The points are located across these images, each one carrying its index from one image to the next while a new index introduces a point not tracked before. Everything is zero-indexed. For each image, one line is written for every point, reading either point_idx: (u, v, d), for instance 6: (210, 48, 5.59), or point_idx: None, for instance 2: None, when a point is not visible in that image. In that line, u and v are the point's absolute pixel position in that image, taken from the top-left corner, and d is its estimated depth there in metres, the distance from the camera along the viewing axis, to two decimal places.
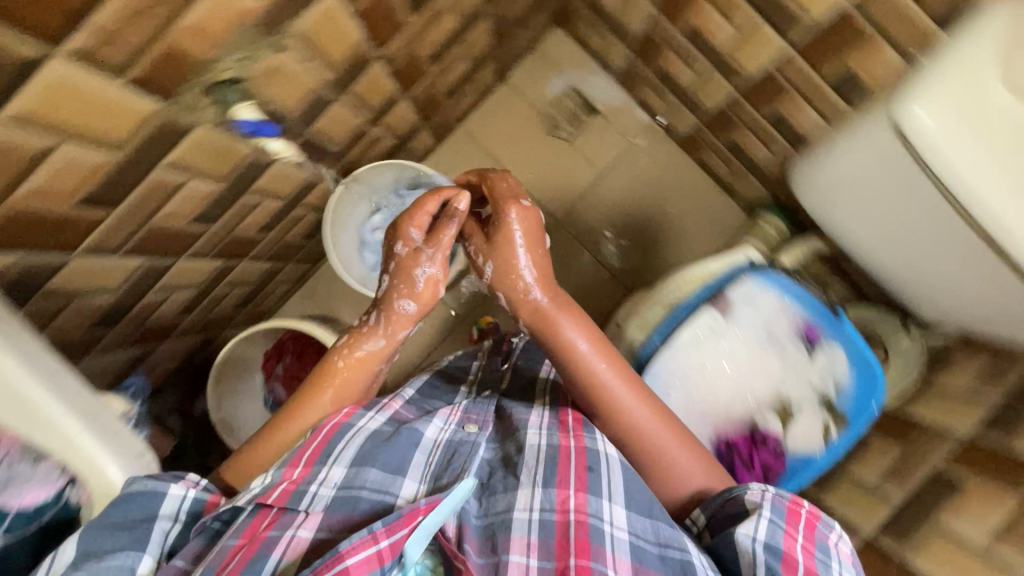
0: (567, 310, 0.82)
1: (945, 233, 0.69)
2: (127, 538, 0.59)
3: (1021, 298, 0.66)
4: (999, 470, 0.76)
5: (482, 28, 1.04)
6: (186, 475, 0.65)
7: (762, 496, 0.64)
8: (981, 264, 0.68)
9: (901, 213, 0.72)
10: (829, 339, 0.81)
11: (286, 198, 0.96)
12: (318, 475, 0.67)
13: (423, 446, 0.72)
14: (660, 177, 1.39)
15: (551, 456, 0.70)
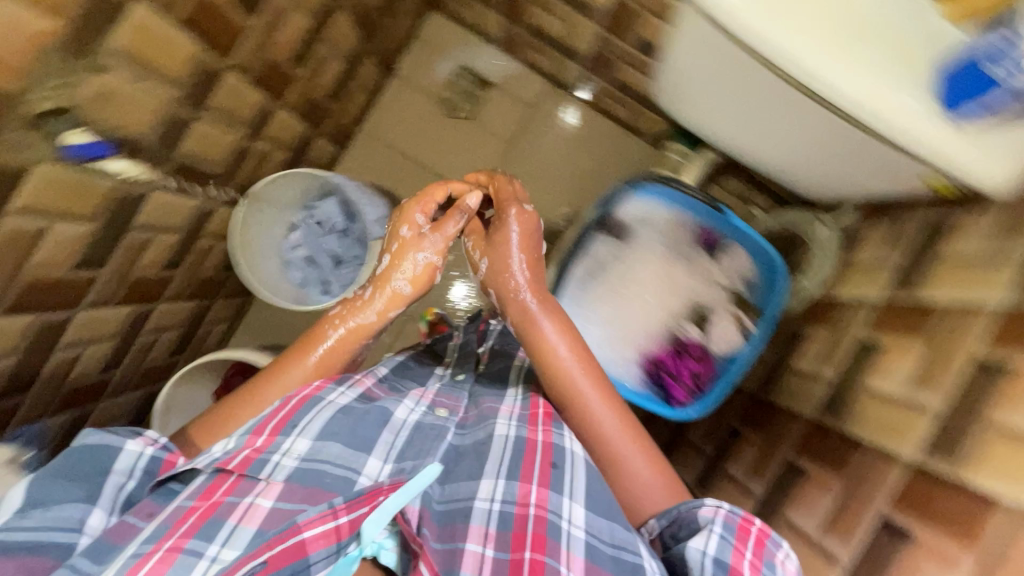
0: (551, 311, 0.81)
1: (785, 112, 0.70)
2: (76, 492, 0.55)
3: (878, 150, 0.66)
4: (908, 323, 0.78)
5: (342, 22, 1.05)
6: (149, 431, 0.60)
7: (716, 509, 0.60)
8: (833, 129, 0.68)
9: (749, 101, 0.72)
10: (727, 239, 0.84)
11: (182, 230, 0.95)
12: (283, 444, 0.61)
13: (392, 423, 0.68)
14: (567, 133, 1.41)
15: (519, 448, 0.67)
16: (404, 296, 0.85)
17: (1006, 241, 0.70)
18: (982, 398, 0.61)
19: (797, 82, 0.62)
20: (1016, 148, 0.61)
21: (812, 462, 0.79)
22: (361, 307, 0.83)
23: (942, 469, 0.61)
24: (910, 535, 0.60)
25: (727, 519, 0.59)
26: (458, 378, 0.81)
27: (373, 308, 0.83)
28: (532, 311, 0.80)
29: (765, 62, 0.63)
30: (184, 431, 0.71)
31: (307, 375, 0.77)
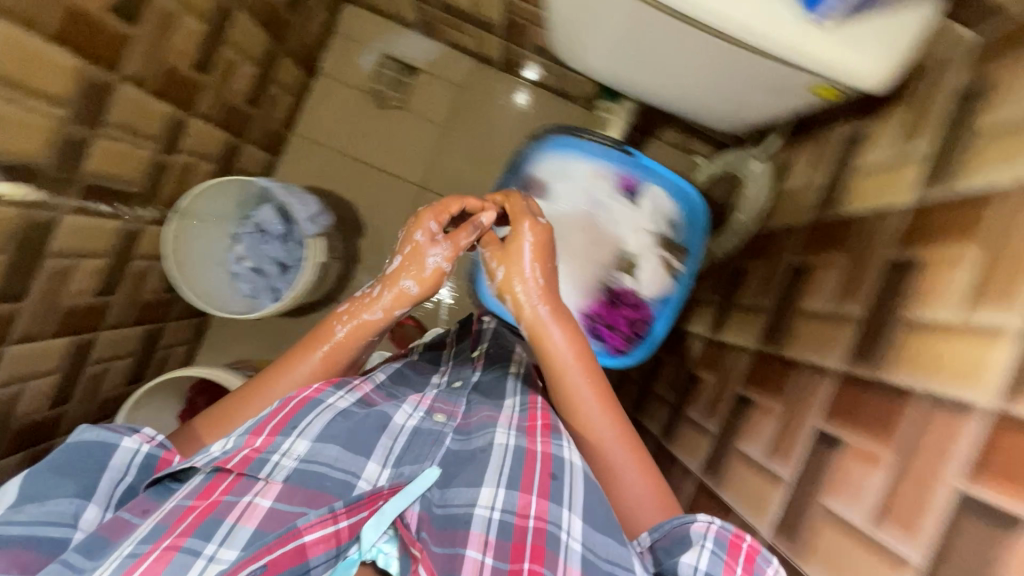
0: (563, 322, 0.75)
1: (668, 44, 0.70)
2: (69, 489, 0.53)
3: (749, 61, 0.66)
4: (831, 238, 0.78)
5: (244, 23, 1.03)
6: (145, 427, 0.58)
7: (705, 524, 0.56)
8: (705, 48, 0.67)
9: (625, 33, 0.72)
10: (645, 184, 0.84)
11: (110, 254, 0.93)
12: (283, 444, 0.59)
13: (391, 428, 0.66)
14: (500, 109, 1.41)
15: (518, 457, 0.64)
16: (409, 298, 0.77)
17: (908, 142, 0.71)
18: (895, 296, 0.61)
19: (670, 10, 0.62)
20: (883, 36, 0.61)
21: (759, 391, 0.79)
22: (369, 304, 0.77)
23: (866, 372, 0.61)
24: (842, 441, 0.60)
25: (718, 534, 0.55)
26: (455, 385, 0.77)
27: (379, 304, 0.77)
28: (542, 320, 0.74)
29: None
30: (190, 427, 0.70)
31: (314, 368, 0.73)
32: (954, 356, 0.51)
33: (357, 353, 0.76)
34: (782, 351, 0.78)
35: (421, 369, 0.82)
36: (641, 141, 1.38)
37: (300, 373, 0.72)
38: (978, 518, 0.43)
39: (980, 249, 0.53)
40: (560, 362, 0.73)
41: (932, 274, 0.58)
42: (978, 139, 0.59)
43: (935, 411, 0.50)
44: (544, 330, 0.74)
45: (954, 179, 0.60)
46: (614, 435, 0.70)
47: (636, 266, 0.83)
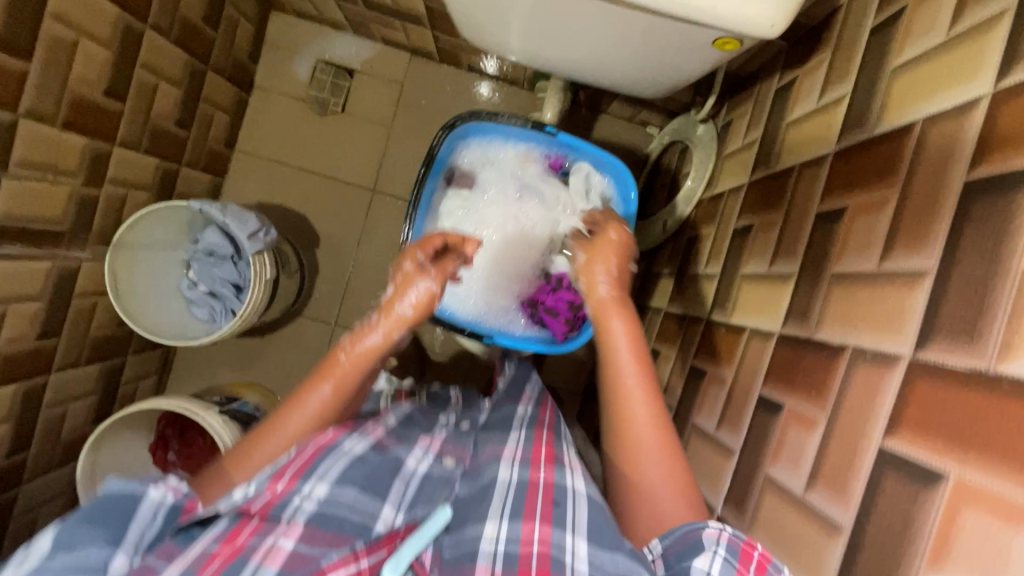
0: (627, 314, 0.69)
1: (562, 11, 0.66)
2: (99, 536, 0.50)
3: (639, 18, 0.63)
4: (767, 196, 0.76)
5: (156, 44, 1.01)
6: (171, 476, 0.56)
7: (717, 531, 0.49)
8: (592, 10, 0.64)
9: (516, 9, 0.69)
10: (574, 162, 0.83)
11: (46, 296, 0.91)
12: (303, 487, 0.59)
13: (403, 472, 0.65)
14: (444, 102, 1.38)
15: (521, 490, 0.61)
16: (409, 319, 0.74)
17: (829, 87, 0.68)
18: (822, 250, 0.59)
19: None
20: None
21: (710, 362, 0.77)
22: (369, 328, 0.73)
23: (799, 332, 0.58)
24: (780, 406, 0.58)
25: (731, 542, 0.48)
26: (462, 430, 0.77)
27: (379, 327, 0.73)
28: (607, 305, 0.69)
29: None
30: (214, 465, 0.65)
31: (326, 403, 0.69)
32: (873, 308, 0.49)
33: (359, 384, 0.72)
34: (729, 318, 0.75)
35: (429, 414, 0.81)
36: (589, 118, 1.35)
37: (312, 407, 0.68)
38: (898, 474, 0.42)
39: (892, 192, 0.51)
40: (614, 348, 0.67)
41: (853, 222, 0.55)
42: (890, 76, 0.56)
43: (858, 365, 0.48)
44: (609, 316, 0.69)
45: (869, 121, 0.57)
46: (658, 429, 0.62)
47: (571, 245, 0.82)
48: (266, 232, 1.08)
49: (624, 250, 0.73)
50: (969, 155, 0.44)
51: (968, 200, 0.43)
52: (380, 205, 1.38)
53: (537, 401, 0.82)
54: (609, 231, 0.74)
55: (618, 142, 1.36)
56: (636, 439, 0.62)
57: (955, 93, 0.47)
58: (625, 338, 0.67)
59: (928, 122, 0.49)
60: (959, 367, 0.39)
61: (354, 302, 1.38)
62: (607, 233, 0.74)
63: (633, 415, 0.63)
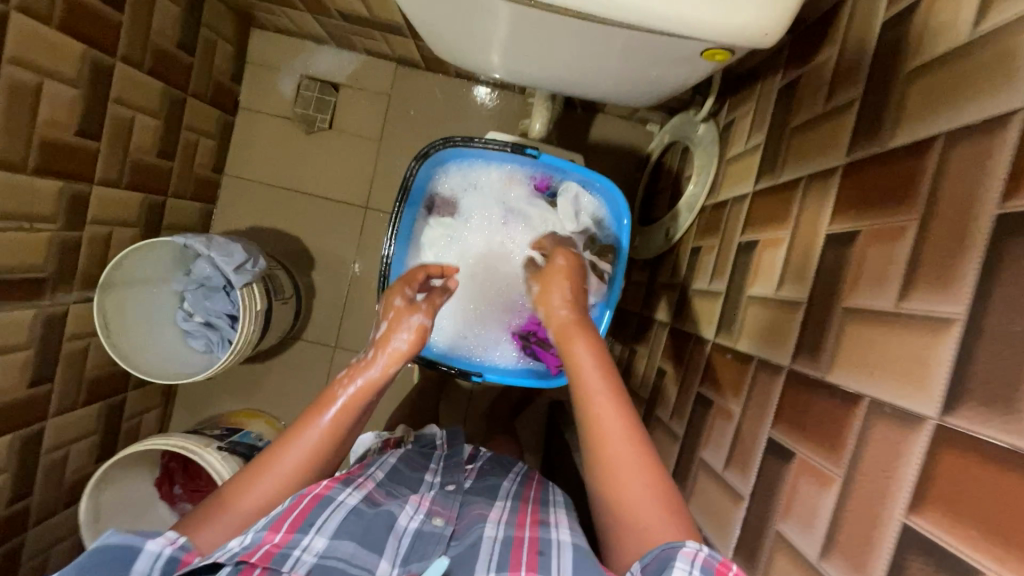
0: (592, 336, 0.65)
1: (534, 24, 0.61)
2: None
3: (610, 36, 0.58)
4: (772, 210, 0.69)
5: (130, 77, 0.98)
6: (165, 531, 0.55)
7: (693, 550, 0.46)
8: (561, 30, 0.60)
9: (487, 27, 0.66)
10: (562, 183, 0.78)
11: (34, 343, 0.90)
12: (302, 539, 0.55)
13: (395, 528, 0.60)
14: (433, 111, 1.33)
15: (507, 545, 0.59)
16: (406, 353, 0.70)
17: (837, 89, 0.61)
18: (833, 278, 0.53)
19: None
20: None
21: (716, 391, 0.71)
22: (365, 365, 0.70)
23: (810, 371, 0.53)
24: (790, 455, 0.52)
25: (707, 562, 0.45)
26: (450, 488, 0.71)
27: (377, 360, 0.70)
28: (568, 325, 0.65)
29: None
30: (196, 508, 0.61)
31: (322, 439, 0.65)
32: (890, 356, 0.43)
33: (358, 423, 0.68)
34: (735, 344, 0.70)
35: (415, 466, 0.76)
36: (585, 119, 1.28)
37: (308, 445, 0.64)
38: (923, 558, 0.36)
39: (910, 219, 0.45)
40: (580, 367, 0.62)
41: (866, 250, 0.49)
42: (904, 81, 0.50)
43: (875, 421, 0.43)
44: (571, 336, 0.64)
45: (883, 133, 0.51)
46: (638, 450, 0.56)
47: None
48: (254, 262, 1.06)
49: (576, 271, 0.70)
50: (1001, 182, 0.38)
51: (1000, 238, 0.37)
52: (374, 222, 1.34)
53: (523, 479, 0.78)
54: (557, 256, 0.72)
55: (617, 142, 1.29)
56: (624, 478, 0.54)
57: (981, 105, 0.41)
58: (591, 357, 0.62)
59: (951, 139, 0.43)
60: (992, 442, 0.34)
61: (353, 323, 1.35)
62: (560, 256, 0.72)
63: (609, 437, 0.56)
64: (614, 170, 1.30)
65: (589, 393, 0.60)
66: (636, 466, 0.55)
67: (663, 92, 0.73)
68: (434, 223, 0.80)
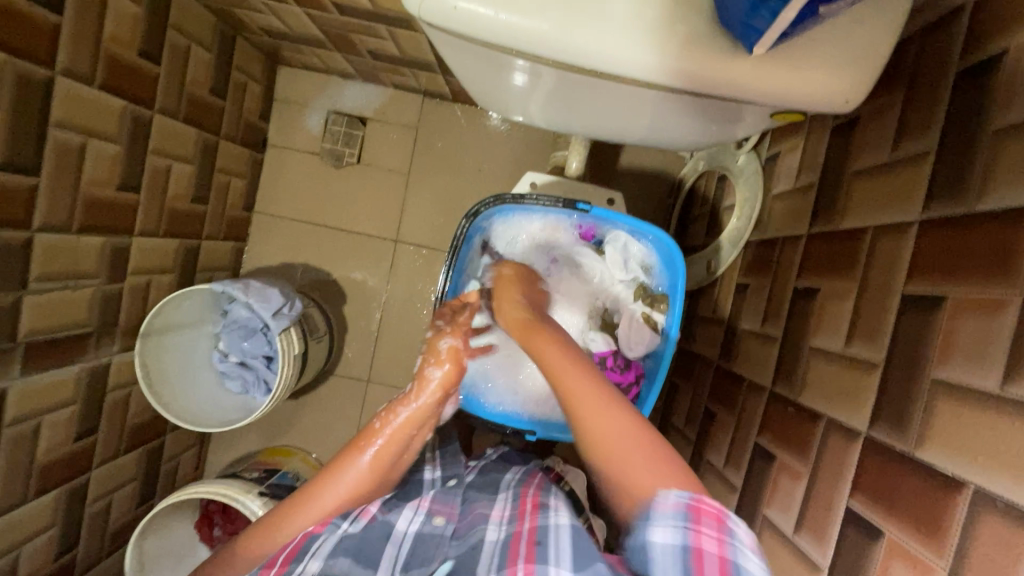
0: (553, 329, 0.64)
1: (578, 84, 0.60)
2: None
3: (660, 99, 0.58)
4: (833, 257, 0.67)
5: (166, 127, 0.98)
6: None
7: (664, 498, 0.45)
8: (608, 93, 0.60)
9: (531, 87, 0.66)
10: (608, 231, 0.77)
11: (79, 398, 0.90)
12: (296, 569, 0.54)
13: (394, 535, 0.61)
14: (460, 141, 1.32)
15: (506, 542, 0.56)
16: (443, 384, 0.70)
17: (906, 136, 0.58)
18: (916, 345, 0.50)
19: (585, 69, 0.51)
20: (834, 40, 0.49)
21: (778, 445, 0.68)
22: (404, 398, 0.70)
23: (895, 443, 0.50)
24: (876, 533, 0.50)
25: (680, 506, 0.44)
26: (450, 485, 0.73)
27: (426, 389, 0.70)
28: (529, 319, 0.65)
29: (537, 58, 0.52)
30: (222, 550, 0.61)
31: (362, 474, 0.65)
32: (1001, 445, 0.40)
33: (400, 456, 0.68)
34: (797, 396, 0.67)
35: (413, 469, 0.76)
36: (616, 146, 1.26)
37: (346, 481, 0.64)
38: None
39: (1010, 294, 0.42)
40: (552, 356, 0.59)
41: (957, 320, 0.46)
42: (993, 137, 0.47)
43: (984, 516, 0.40)
44: (529, 334, 0.63)
45: (968, 192, 0.48)
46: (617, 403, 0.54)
47: (613, 321, 0.80)
48: (291, 305, 1.06)
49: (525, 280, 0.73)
50: None
51: None
52: (403, 254, 1.33)
53: (527, 470, 0.77)
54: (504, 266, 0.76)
55: (648, 168, 1.26)
56: (590, 425, 0.52)
57: None
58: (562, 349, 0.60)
59: None
60: None
61: (385, 357, 1.34)
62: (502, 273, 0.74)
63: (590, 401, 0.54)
64: (646, 197, 1.27)
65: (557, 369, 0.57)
66: (596, 405, 0.53)
67: (720, 132, 0.72)
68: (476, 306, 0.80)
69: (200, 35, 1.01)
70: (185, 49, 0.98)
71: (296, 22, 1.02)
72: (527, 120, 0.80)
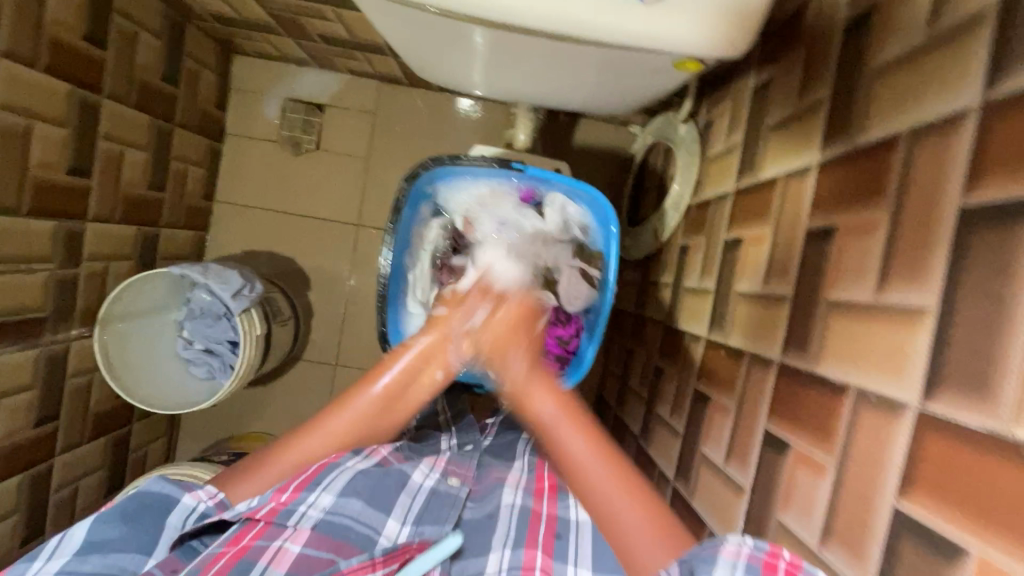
0: (546, 383, 0.65)
1: (514, 43, 0.64)
2: (125, 541, 0.54)
3: (591, 53, 0.63)
4: (754, 207, 0.71)
5: (116, 113, 0.99)
6: (202, 486, 0.59)
7: (735, 547, 0.44)
8: (546, 50, 0.65)
9: (474, 52, 0.70)
10: (547, 193, 0.83)
11: (37, 383, 0.90)
12: (309, 496, 0.59)
13: (409, 485, 0.64)
14: (418, 124, 1.34)
15: (523, 519, 0.62)
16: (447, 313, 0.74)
17: (809, 88, 0.63)
18: (816, 272, 0.55)
19: (506, 22, 0.55)
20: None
21: (712, 386, 0.73)
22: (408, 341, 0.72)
23: (800, 364, 0.54)
24: (787, 446, 0.54)
25: (752, 559, 0.43)
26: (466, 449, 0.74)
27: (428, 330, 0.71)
28: (518, 381, 0.65)
29: (464, 15, 0.56)
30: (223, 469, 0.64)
31: (371, 401, 0.66)
32: (873, 348, 0.45)
33: (411, 387, 0.68)
34: (726, 340, 0.72)
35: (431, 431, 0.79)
36: (569, 125, 1.29)
37: (353, 410, 0.65)
38: (916, 542, 0.38)
39: (882, 213, 0.47)
40: (542, 416, 0.63)
41: (845, 245, 0.51)
42: (871, 79, 0.52)
43: (863, 409, 0.44)
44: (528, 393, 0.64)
45: (853, 130, 0.53)
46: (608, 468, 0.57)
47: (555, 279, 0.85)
48: (251, 287, 1.07)
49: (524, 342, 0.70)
50: (963, 177, 0.40)
51: (966, 227, 0.39)
52: (366, 238, 1.35)
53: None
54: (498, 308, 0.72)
55: (601, 145, 1.31)
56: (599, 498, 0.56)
57: (944, 101, 0.43)
58: (554, 407, 0.63)
59: (916, 133, 0.45)
60: (971, 426, 0.35)
61: (351, 340, 1.36)
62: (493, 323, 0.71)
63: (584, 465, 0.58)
64: (601, 173, 1.31)
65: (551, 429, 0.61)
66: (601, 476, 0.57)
67: (650, 95, 0.76)
68: (413, 296, 0.85)
69: (147, 21, 1.02)
70: (133, 35, 0.99)
71: (245, 8, 1.03)
72: (480, 90, 0.83)
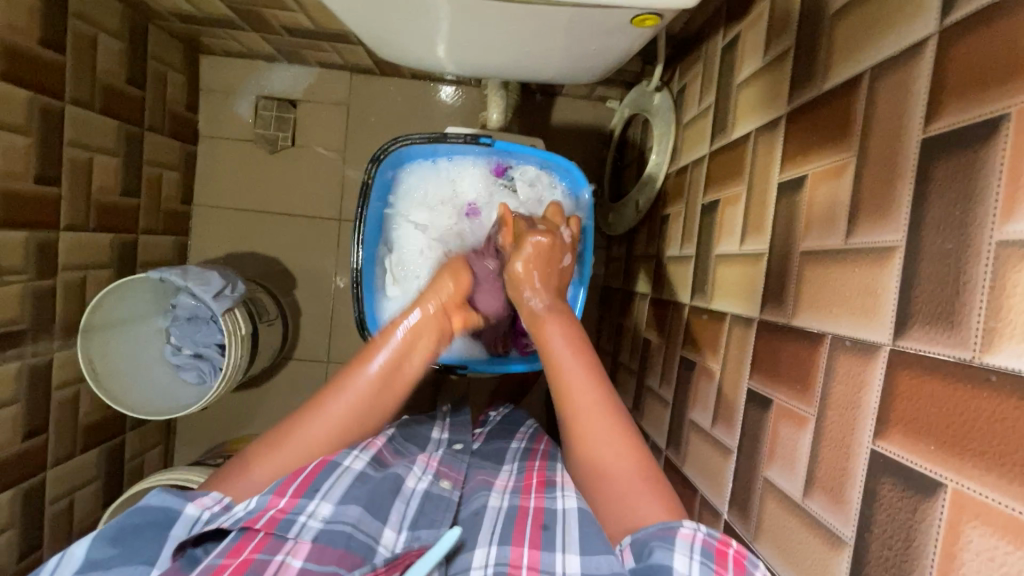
0: (562, 321, 0.68)
1: (479, 11, 0.63)
2: (131, 552, 0.52)
3: (557, 14, 0.61)
4: (728, 167, 0.70)
5: (79, 118, 0.97)
6: (207, 494, 0.57)
7: (691, 531, 0.46)
8: (513, 16, 0.63)
9: (441, 28, 0.69)
10: (516, 164, 0.85)
11: (22, 396, 0.89)
12: (308, 504, 0.55)
13: (403, 491, 0.60)
14: (392, 113, 1.33)
15: (510, 516, 0.57)
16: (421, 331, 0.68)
17: (774, 39, 0.62)
18: (789, 223, 0.54)
19: None
20: None
21: (697, 351, 0.72)
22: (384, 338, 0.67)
23: (777, 318, 0.53)
24: (768, 401, 0.53)
25: (706, 542, 0.46)
26: (456, 447, 0.72)
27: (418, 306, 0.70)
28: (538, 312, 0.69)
29: None
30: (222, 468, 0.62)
31: (342, 413, 0.63)
32: (847, 292, 0.44)
33: (378, 395, 0.65)
34: (709, 303, 0.71)
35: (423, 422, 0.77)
36: (545, 104, 1.27)
37: (330, 417, 0.62)
38: (894, 482, 0.38)
39: (849, 154, 0.46)
40: (552, 346, 0.65)
41: (815, 191, 0.50)
42: (833, 22, 0.51)
43: (839, 355, 0.44)
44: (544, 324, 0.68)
45: (818, 76, 0.52)
46: (586, 372, 0.62)
47: None
48: (233, 287, 1.06)
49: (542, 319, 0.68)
50: (923, 108, 0.39)
51: (928, 158, 0.38)
52: (348, 232, 1.34)
53: (533, 433, 0.78)
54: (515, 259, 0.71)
55: (579, 122, 1.28)
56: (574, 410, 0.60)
57: (902, 34, 0.42)
58: (562, 340, 0.65)
59: (877, 70, 0.44)
60: (944, 358, 0.35)
61: (341, 336, 1.35)
62: (523, 257, 0.71)
63: (574, 393, 0.61)
64: (580, 150, 1.29)
65: (561, 368, 0.63)
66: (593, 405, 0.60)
67: (617, 59, 0.75)
68: (390, 281, 0.85)
69: (105, 22, 1.01)
70: (91, 37, 0.98)
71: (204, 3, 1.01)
72: (453, 69, 0.83)
